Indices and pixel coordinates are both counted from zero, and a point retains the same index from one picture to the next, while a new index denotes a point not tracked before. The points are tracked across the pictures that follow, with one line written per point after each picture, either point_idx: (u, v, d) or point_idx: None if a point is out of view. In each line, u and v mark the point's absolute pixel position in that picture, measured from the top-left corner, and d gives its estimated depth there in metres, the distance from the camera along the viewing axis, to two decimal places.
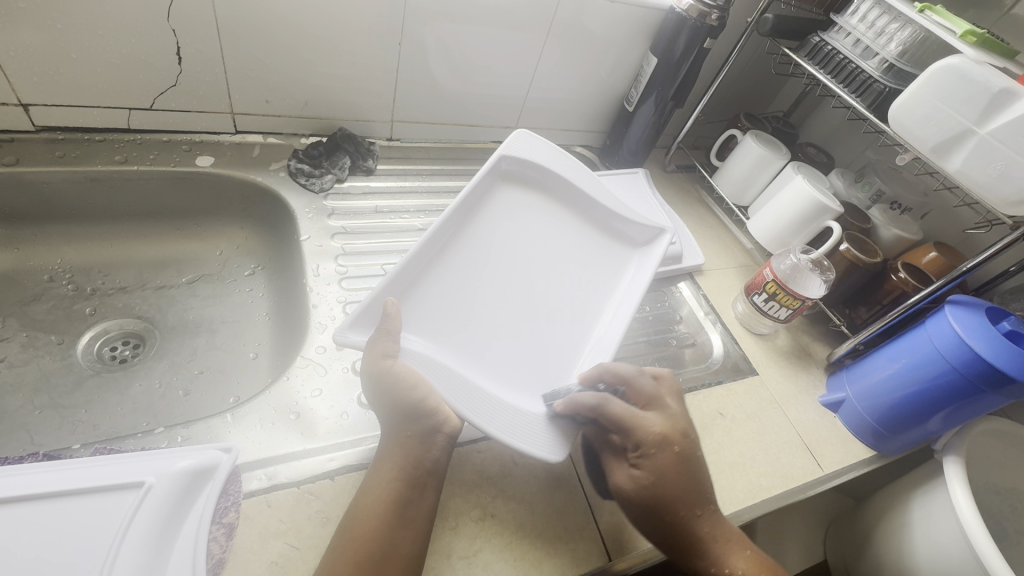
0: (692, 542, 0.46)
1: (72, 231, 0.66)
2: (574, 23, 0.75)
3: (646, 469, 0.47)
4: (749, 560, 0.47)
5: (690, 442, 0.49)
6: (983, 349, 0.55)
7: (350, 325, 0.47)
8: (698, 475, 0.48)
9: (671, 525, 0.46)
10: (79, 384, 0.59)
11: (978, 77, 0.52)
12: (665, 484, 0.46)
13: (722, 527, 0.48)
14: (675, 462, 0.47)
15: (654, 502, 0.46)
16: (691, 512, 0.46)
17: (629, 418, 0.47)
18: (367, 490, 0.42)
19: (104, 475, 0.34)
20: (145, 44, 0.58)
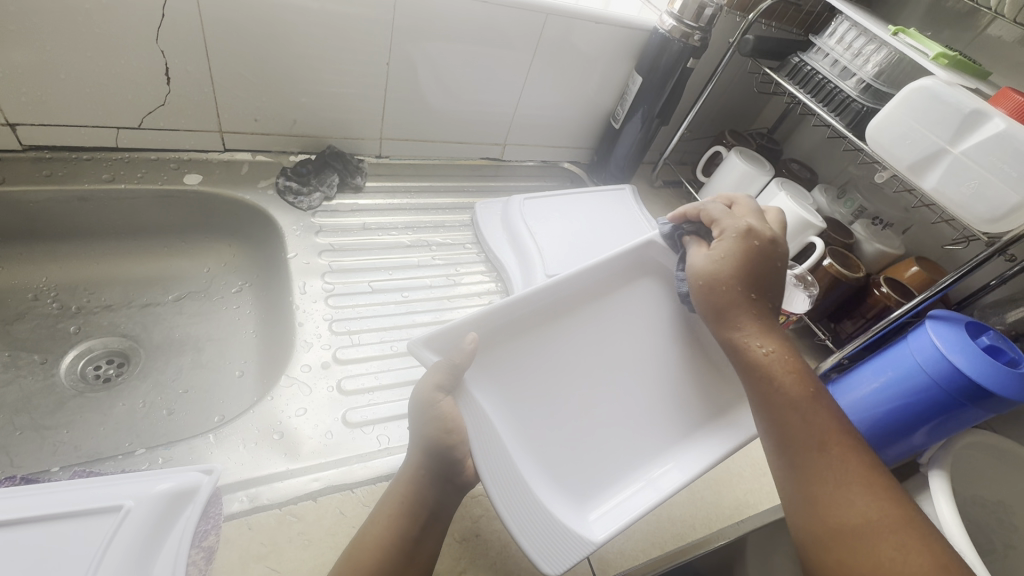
0: (728, 309, 0.50)
1: (57, 249, 0.65)
2: (560, 42, 0.77)
3: (738, 246, 0.52)
4: (775, 344, 0.49)
5: (779, 245, 0.54)
6: (963, 363, 0.55)
7: (425, 341, 0.45)
8: (767, 267, 0.52)
9: (721, 295, 0.51)
10: (61, 405, 0.58)
11: (950, 98, 0.53)
12: (733, 262, 0.51)
13: (765, 320, 0.51)
14: (762, 246, 0.52)
15: (719, 276, 0.51)
16: (745, 289, 0.51)
17: (721, 215, 0.55)
18: (373, 519, 0.42)
19: (80, 499, 0.33)
20: (134, 64, 0.58)
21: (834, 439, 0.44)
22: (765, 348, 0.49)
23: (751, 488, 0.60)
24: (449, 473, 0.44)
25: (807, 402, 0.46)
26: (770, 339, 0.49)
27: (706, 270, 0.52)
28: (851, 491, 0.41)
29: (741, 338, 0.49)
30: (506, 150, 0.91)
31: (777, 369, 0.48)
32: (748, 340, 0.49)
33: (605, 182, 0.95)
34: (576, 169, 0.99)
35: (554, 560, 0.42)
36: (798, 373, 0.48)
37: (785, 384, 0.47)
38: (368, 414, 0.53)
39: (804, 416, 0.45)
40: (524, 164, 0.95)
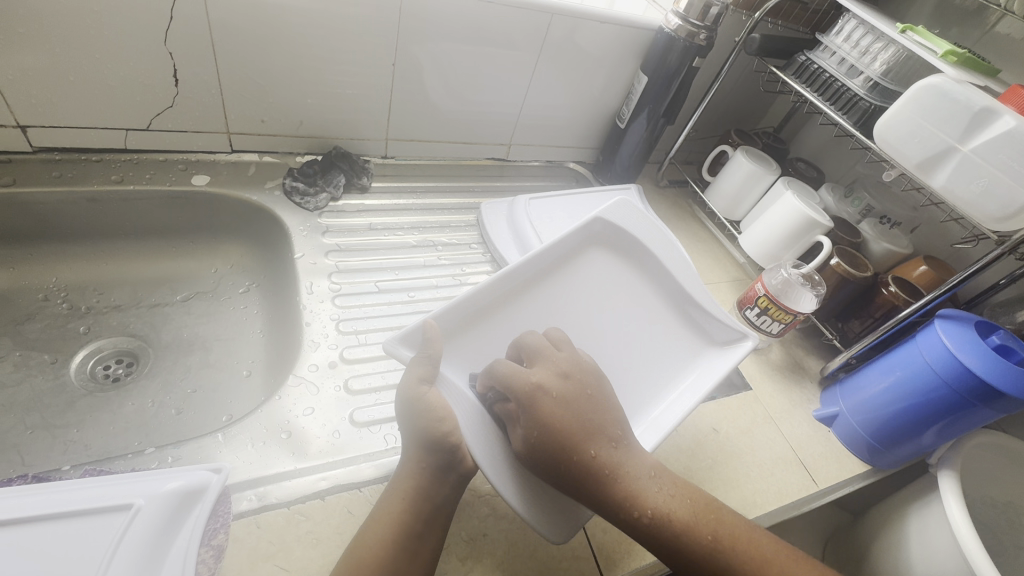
0: (598, 483, 0.44)
1: (68, 250, 0.66)
2: (566, 41, 0.76)
3: (558, 394, 0.46)
4: (657, 493, 0.45)
5: (580, 385, 0.47)
6: (973, 363, 0.55)
7: (402, 339, 0.47)
8: (589, 411, 0.46)
9: (574, 472, 0.43)
10: (71, 404, 0.59)
11: (959, 96, 0.53)
12: (557, 426, 0.44)
13: (619, 474, 0.44)
14: (569, 390, 0.46)
15: (565, 451, 0.43)
16: (608, 449, 0.45)
17: (510, 372, 0.46)
18: (375, 517, 0.42)
19: (92, 498, 0.34)
20: (143, 67, 0.59)
21: (759, 565, 0.43)
22: (650, 508, 0.44)
23: (759, 488, 0.60)
24: (448, 463, 0.43)
25: (721, 546, 0.44)
26: (649, 484, 0.45)
27: (539, 443, 0.43)
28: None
29: (624, 505, 0.44)
30: (512, 150, 0.91)
31: (675, 525, 0.44)
32: (628, 509, 0.44)
33: (610, 181, 0.95)
34: (582, 169, 0.99)
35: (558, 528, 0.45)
36: (693, 513, 0.45)
37: (689, 543, 0.43)
38: (375, 414, 0.54)
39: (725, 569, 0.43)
40: (529, 164, 0.95)
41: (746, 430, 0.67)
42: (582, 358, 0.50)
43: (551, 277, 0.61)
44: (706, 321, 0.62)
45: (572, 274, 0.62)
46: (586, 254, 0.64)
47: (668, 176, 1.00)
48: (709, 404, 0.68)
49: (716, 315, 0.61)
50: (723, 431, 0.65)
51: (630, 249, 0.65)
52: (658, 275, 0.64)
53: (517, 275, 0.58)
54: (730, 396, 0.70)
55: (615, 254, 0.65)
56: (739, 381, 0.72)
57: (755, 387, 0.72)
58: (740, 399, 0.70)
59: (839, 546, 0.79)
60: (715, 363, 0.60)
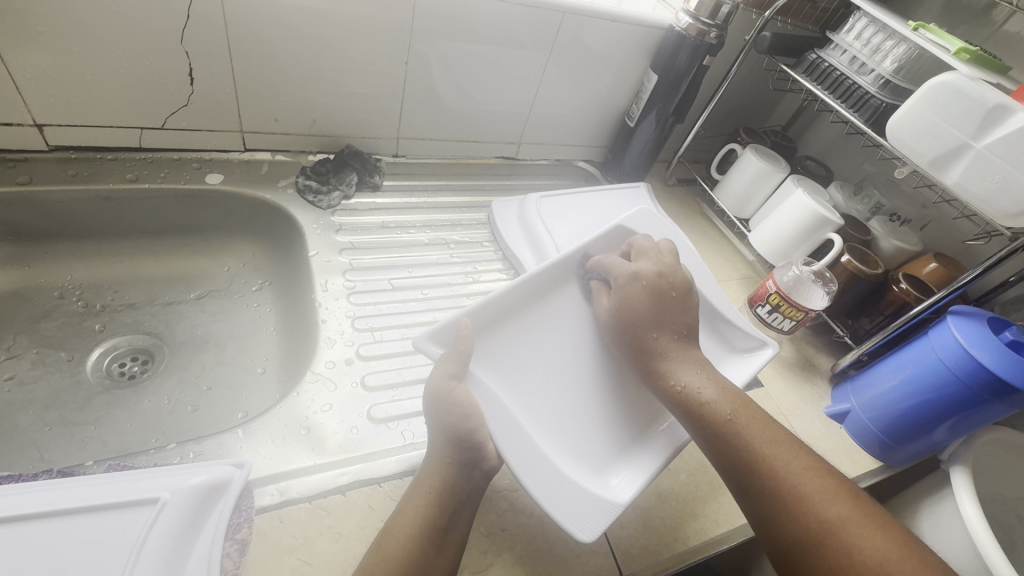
0: (651, 354, 0.54)
1: (82, 248, 0.66)
2: (577, 40, 0.77)
3: (643, 286, 0.57)
4: (698, 376, 0.52)
5: (674, 282, 0.58)
6: (987, 359, 0.55)
7: (431, 336, 0.48)
8: (666, 304, 0.56)
9: (634, 343, 0.55)
10: (88, 401, 0.59)
11: (972, 93, 0.53)
12: (636, 305, 0.56)
13: (678, 351, 0.54)
14: (653, 281, 0.57)
15: (635, 321, 0.55)
16: (664, 336, 0.55)
17: (617, 266, 0.59)
18: (403, 510, 0.43)
19: (121, 491, 0.34)
20: (159, 65, 0.59)
21: (769, 453, 0.46)
22: (685, 382, 0.52)
23: None
24: (473, 459, 0.44)
25: (740, 426, 0.48)
26: (690, 369, 0.53)
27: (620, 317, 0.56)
28: (799, 497, 0.43)
29: (664, 375, 0.53)
30: (521, 149, 0.92)
31: (703, 401, 0.50)
32: (668, 380, 0.53)
33: (619, 180, 0.95)
34: (590, 167, 0.99)
35: (587, 527, 0.43)
36: (725, 399, 0.50)
37: (712, 413, 0.49)
38: (392, 410, 0.54)
39: (737, 443, 0.47)
40: (538, 163, 0.96)
41: None
42: (682, 269, 0.60)
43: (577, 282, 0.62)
44: (728, 328, 0.65)
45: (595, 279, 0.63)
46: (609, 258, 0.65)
47: (676, 174, 1.00)
48: None
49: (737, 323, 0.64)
50: None
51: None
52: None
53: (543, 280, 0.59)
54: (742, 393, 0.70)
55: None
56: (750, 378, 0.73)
57: (766, 385, 0.73)
58: (752, 396, 0.71)
59: None
60: (735, 368, 0.62)
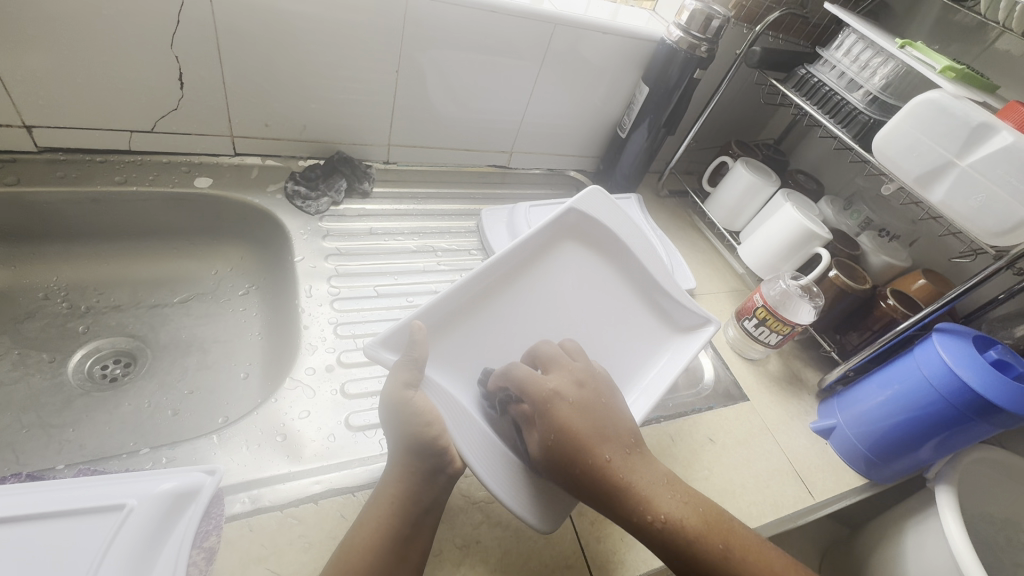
0: (610, 488, 0.44)
1: (69, 250, 0.66)
2: (569, 52, 0.77)
3: (577, 406, 0.47)
4: (663, 502, 0.44)
5: (589, 389, 0.48)
6: (971, 377, 0.55)
7: (382, 342, 0.46)
8: (603, 416, 0.47)
9: (584, 478, 0.44)
10: (68, 403, 0.59)
11: (957, 111, 0.53)
12: (572, 430, 0.45)
13: (643, 477, 0.45)
14: (586, 396, 0.48)
15: (582, 448, 0.44)
16: (612, 458, 0.45)
17: (524, 378, 0.48)
18: (363, 520, 0.42)
19: (84, 497, 0.34)
20: (149, 70, 0.60)
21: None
22: (664, 515, 0.43)
23: (755, 500, 0.60)
24: (436, 466, 0.43)
25: (731, 555, 0.43)
26: (661, 492, 0.45)
27: (559, 455, 0.44)
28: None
29: (636, 513, 0.43)
30: (513, 158, 0.92)
31: (686, 531, 0.43)
32: (642, 515, 0.43)
33: (610, 190, 0.95)
34: (582, 177, 1.00)
35: (545, 519, 0.45)
36: (703, 524, 0.44)
37: (702, 552, 0.42)
38: (371, 418, 0.54)
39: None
40: (531, 172, 0.96)
41: (743, 441, 0.66)
42: (593, 368, 0.51)
43: (529, 270, 0.62)
44: (678, 307, 0.65)
45: (544, 266, 0.63)
46: (558, 244, 0.65)
47: (668, 186, 1.00)
48: (707, 414, 0.68)
49: (683, 301, 0.64)
50: (720, 442, 0.65)
51: (599, 239, 0.67)
52: (626, 262, 0.66)
53: (503, 268, 0.59)
54: (727, 406, 0.70)
55: (586, 245, 0.67)
56: (737, 392, 0.72)
57: (752, 398, 0.72)
58: (738, 409, 0.70)
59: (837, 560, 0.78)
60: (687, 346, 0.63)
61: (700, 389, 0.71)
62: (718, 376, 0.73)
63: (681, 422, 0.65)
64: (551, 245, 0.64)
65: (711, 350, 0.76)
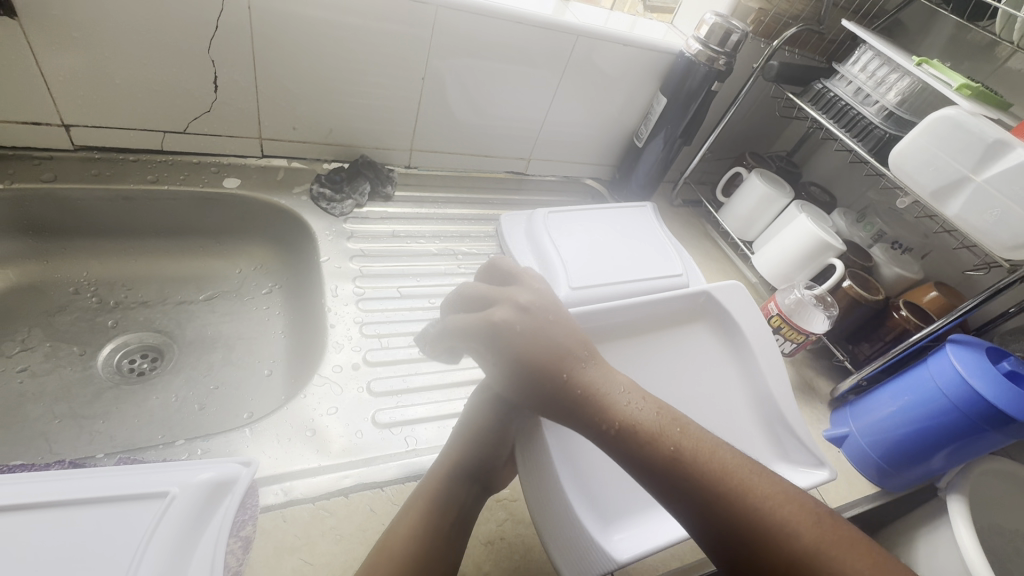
0: (573, 396, 0.41)
1: (99, 246, 0.68)
2: (589, 63, 0.79)
3: (525, 324, 0.43)
4: (620, 408, 0.40)
5: (542, 306, 0.45)
6: (983, 388, 0.56)
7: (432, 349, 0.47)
8: (563, 336, 0.43)
9: (551, 392, 0.41)
10: (98, 395, 0.60)
11: (973, 127, 0.55)
12: (530, 346, 0.42)
13: (600, 383, 0.41)
14: (539, 317, 0.44)
15: (538, 362, 0.41)
16: (565, 372, 0.41)
17: (483, 297, 0.46)
18: (406, 512, 0.44)
19: (129, 483, 0.35)
20: (184, 73, 0.61)
21: (736, 481, 0.36)
22: (621, 421, 0.39)
23: None
24: (480, 473, 0.48)
25: (690, 460, 0.37)
26: (624, 400, 0.41)
27: (520, 375, 0.42)
28: (777, 535, 0.34)
29: (592, 422, 0.40)
30: (531, 164, 0.93)
31: (645, 437, 0.38)
32: (600, 424, 0.40)
33: (625, 198, 0.97)
34: (598, 185, 1.01)
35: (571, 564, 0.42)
36: (665, 429, 0.39)
37: (661, 458, 0.37)
38: (397, 415, 0.55)
39: (697, 480, 0.36)
40: (547, 179, 0.97)
41: None
42: (541, 283, 0.48)
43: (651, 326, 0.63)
44: (789, 442, 0.58)
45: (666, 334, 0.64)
46: (688, 320, 0.66)
47: (682, 195, 1.01)
48: None
49: (798, 433, 0.57)
50: None
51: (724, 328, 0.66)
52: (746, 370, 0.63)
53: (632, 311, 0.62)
54: None
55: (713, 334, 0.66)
56: None
57: None
58: None
59: None
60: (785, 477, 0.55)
61: None
62: None
63: None
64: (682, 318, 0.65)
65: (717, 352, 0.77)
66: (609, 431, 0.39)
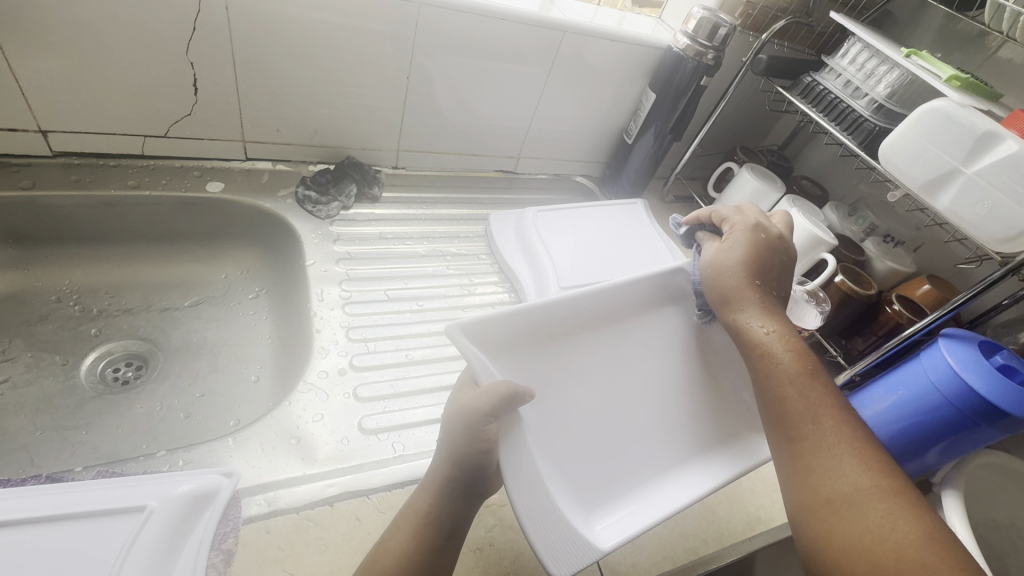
0: (739, 290, 0.52)
1: (80, 254, 0.67)
2: (577, 59, 0.78)
3: (737, 246, 0.55)
4: (771, 321, 0.50)
5: (786, 244, 0.58)
6: (976, 382, 0.55)
7: (466, 333, 0.46)
8: (781, 270, 0.56)
9: (722, 285, 0.53)
10: (81, 406, 0.59)
11: (963, 118, 0.54)
12: (737, 258, 0.54)
13: (771, 307, 0.52)
14: (750, 244, 0.55)
15: (731, 264, 0.54)
16: (742, 279, 0.52)
17: (730, 213, 0.59)
18: (394, 528, 0.42)
19: (105, 499, 0.34)
20: (163, 76, 0.60)
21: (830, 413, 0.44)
22: (770, 328, 0.50)
23: (764, 504, 0.60)
24: (474, 489, 0.43)
25: (807, 389, 0.45)
26: (773, 322, 0.50)
27: (710, 268, 0.55)
28: (837, 456, 0.41)
29: (738, 322, 0.51)
30: (520, 163, 0.92)
31: (775, 351, 0.48)
32: (744, 322, 0.50)
33: (617, 195, 0.96)
34: (589, 182, 1.00)
35: (563, 563, 0.38)
36: (797, 354, 0.48)
37: (787, 361, 0.47)
38: (384, 421, 0.54)
39: (805, 390, 0.45)
40: (537, 177, 0.96)
41: None
42: (782, 231, 0.58)
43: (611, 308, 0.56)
44: None
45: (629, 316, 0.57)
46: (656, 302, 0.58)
47: (673, 191, 1.01)
48: None
49: None
50: None
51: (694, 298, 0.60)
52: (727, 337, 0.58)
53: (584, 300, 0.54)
54: None
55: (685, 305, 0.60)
56: None
57: None
58: None
59: None
60: None
61: None
62: None
63: None
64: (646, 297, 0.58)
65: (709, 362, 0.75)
66: (750, 333, 0.50)
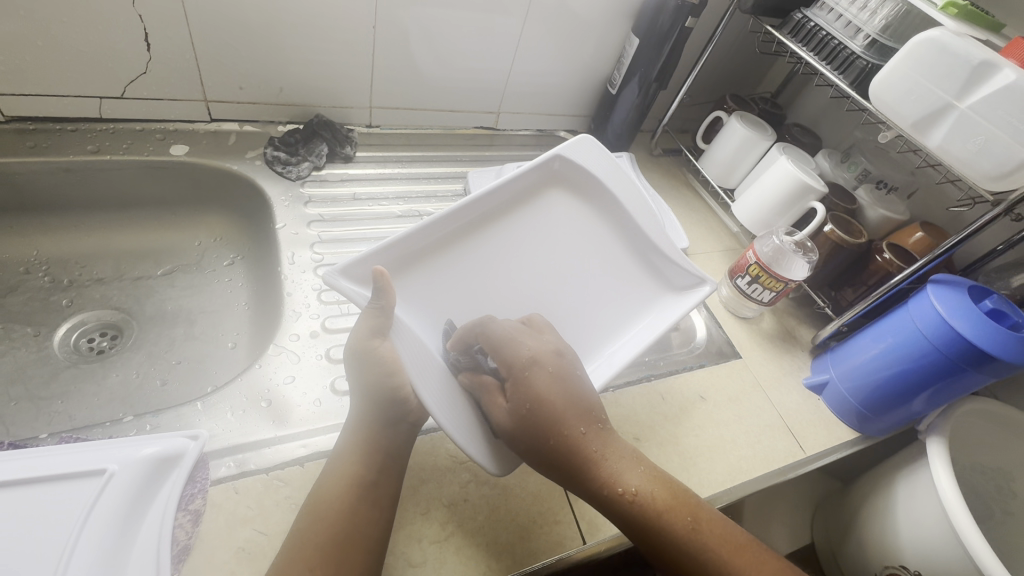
0: (580, 462, 0.44)
1: (45, 223, 0.65)
2: (556, 3, 0.74)
3: (540, 384, 0.45)
4: (632, 476, 0.44)
5: (568, 356, 0.48)
6: (965, 328, 0.54)
7: (342, 272, 0.46)
8: (580, 388, 0.46)
9: (557, 450, 0.43)
10: (55, 376, 0.59)
11: (958, 50, 0.51)
12: (549, 400, 0.44)
13: (615, 447, 0.45)
14: (531, 372, 0.45)
15: (543, 417, 0.44)
16: (574, 427, 0.44)
17: (504, 338, 0.47)
18: (330, 472, 0.43)
19: (59, 464, 0.32)
20: (111, 30, 0.57)
21: (735, 560, 0.42)
22: (632, 488, 0.43)
23: (745, 455, 0.60)
24: (399, 415, 0.45)
25: (700, 537, 0.43)
26: (631, 464, 0.45)
27: (518, 425, 0.44)
28: None
29: (605, 488, 0.43)
30: (500, 118, 0.89)
31: (650, 506, 0.43)
32: (610, 488, 0.43)
33: None
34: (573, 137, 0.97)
35: (499, 463, 0.45)
36: (669, 500, 0.44)
37: (671, 529, 0.43)
38: None
39: (701, 558, 0.42)
40: (519, 134, 0.93)
41: (735, 398, 0.66)
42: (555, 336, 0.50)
43: (511, 209, 0.63)
44: (669, 268, 0.64)
45: (528, 210, 0.64)
46: (548, 190, 0.66)
47: (661, 144, 0.97)
48: (698, 371, 0.68)
49: (675, 261, 0.63)
50: (712, 399, 0.65)
51: (585, 187, 0.67)
52: (621, 219, 0.66)
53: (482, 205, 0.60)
54: (720, 363, 0.70)
55: (577, 194, 0.67)
56: (729, 349, 0.72)
57: (746, 356, 0.72)
58: (730, 366, 0.70)
59: (830, 512, 0.79)
60: (670, 306, 0.61)
61: (693, 347, 0.71)
62: (710, 335, 0.73)
63: (674, 379, 0.66)
64: (539, 195, 0.65)
65: (704, 310, 0.76)
66: (619, 501, 0.43)
